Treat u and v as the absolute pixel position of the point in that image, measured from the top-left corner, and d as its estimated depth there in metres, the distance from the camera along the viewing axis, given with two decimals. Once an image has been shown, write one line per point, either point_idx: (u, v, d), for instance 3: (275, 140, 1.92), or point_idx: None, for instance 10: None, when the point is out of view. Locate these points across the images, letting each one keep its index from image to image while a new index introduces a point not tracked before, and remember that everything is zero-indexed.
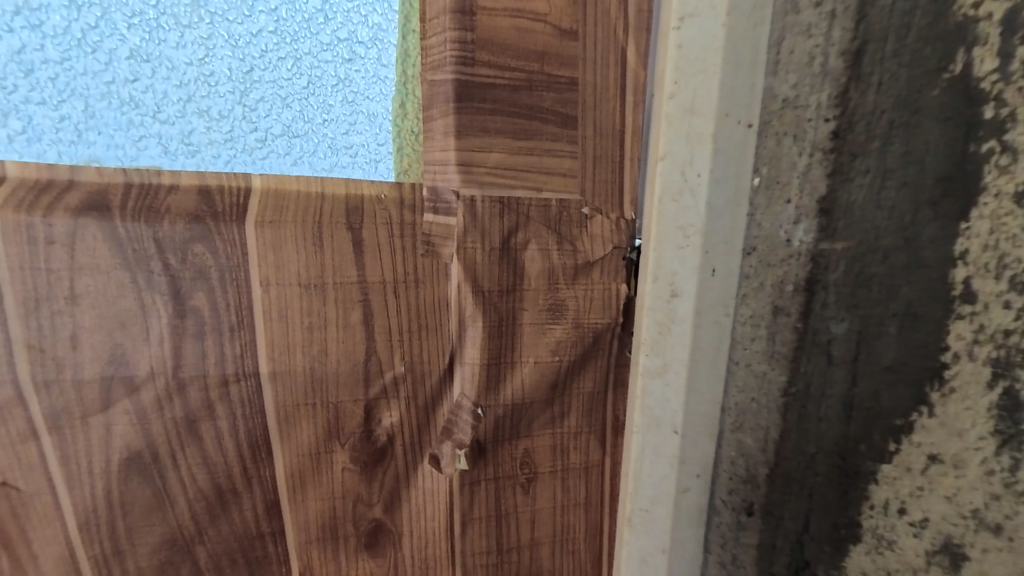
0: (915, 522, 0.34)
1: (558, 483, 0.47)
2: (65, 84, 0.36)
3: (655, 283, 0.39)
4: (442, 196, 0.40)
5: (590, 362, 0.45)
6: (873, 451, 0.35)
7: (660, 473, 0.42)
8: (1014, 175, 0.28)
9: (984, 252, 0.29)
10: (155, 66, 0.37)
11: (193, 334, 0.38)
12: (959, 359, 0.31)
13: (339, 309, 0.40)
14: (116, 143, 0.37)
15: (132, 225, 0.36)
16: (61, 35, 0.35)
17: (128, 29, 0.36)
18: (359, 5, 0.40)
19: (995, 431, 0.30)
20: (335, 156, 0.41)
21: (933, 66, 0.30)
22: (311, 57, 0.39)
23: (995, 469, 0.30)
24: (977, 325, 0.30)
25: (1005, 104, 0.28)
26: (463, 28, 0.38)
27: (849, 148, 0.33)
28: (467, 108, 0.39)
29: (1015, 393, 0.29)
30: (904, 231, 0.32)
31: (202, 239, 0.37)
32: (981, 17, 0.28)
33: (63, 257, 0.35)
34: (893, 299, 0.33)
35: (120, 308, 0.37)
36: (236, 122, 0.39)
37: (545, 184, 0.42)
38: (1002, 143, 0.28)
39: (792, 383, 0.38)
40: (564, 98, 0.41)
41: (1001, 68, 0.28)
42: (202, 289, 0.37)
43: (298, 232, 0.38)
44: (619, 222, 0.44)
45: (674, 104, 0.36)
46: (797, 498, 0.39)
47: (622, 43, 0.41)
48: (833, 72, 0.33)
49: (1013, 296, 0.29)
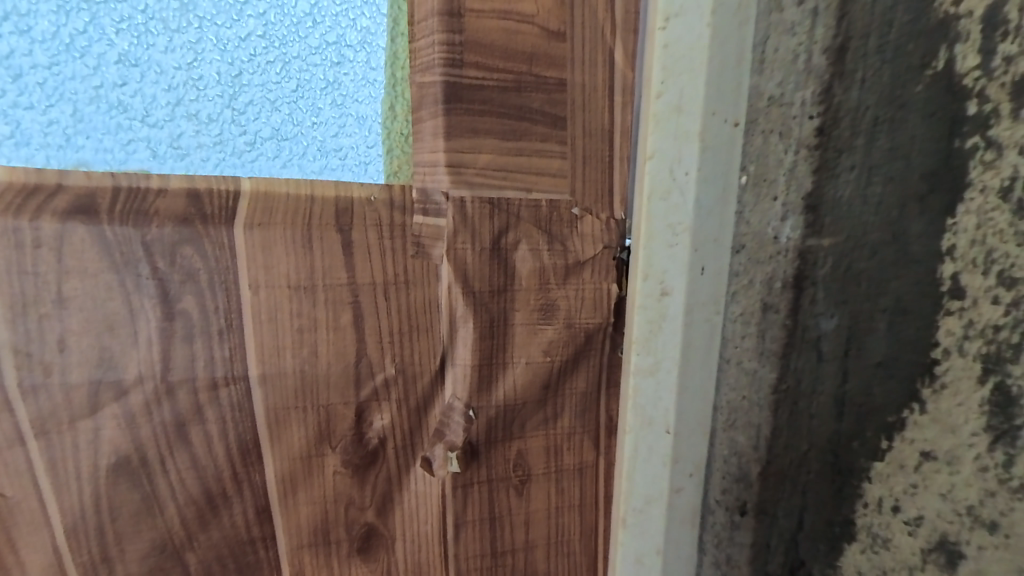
0: (910, 520, 0.34)
1: (552, 485, 0.47)
2: (53, 89, 0.36)
3: (645, 283, 0.39)
4: (432, 197, 0.41)
5: (582, 362, 0.45)
6: (867, 448, 0.35)
7: (654, 473, 0.42)
8: (999, 170, 0.28)
9: (971, 247, 0.29)
10: (144, 70, 0.37)
11: (182, 337, 0.38)
12: (949, 354, 0.31)
13: (329, 311, 0.40)
14: (104, 148, 0.37)
15: (120, 228, 0.36)
16: (49, 40, 0.35)
17: (117, 34, 0.36)
18: (347, 9, 0.40)
19: (988, 428, 0.30)
20: (324, 159, 0.41)
21: (917, 62, 0.30)
22: (300, 60, 0.40)
23: (989, 466, 0.30)
24: (966, 321, 0.30)
25: (988, 100, 0.28)
26: (451, 30, 0.38)
27: (833, 144, 0.33)
28: (456, 109, 0.39)
29: (1006, 388, 0.29)
30: (892, 225, 0.32)
31: (191, 242, 0.37)
32: (963, 14, 0.28)
33: (51, 260, 0.35)
34: (882, 294, 0.33)
35: (108, 311, 0.36)
36: (225, 126, 0.39)
37: (534, 184, 0.42)
38: (986, 139, 0.28)
39: (782, 380, 0.38)
40: (553, 98, 0.41)
41: (983, 64, 0.28)
42: (190, 292, 0.37)
43: (287, 234, 0.38)
44: (608, 222, 0.44)
45: (662, 102, 0.37)
46: (791, 496, 0.39)
47: (610, 42, 0.41)
48: (816, 69, 0.33)
49: (1002, 291, 0.28)
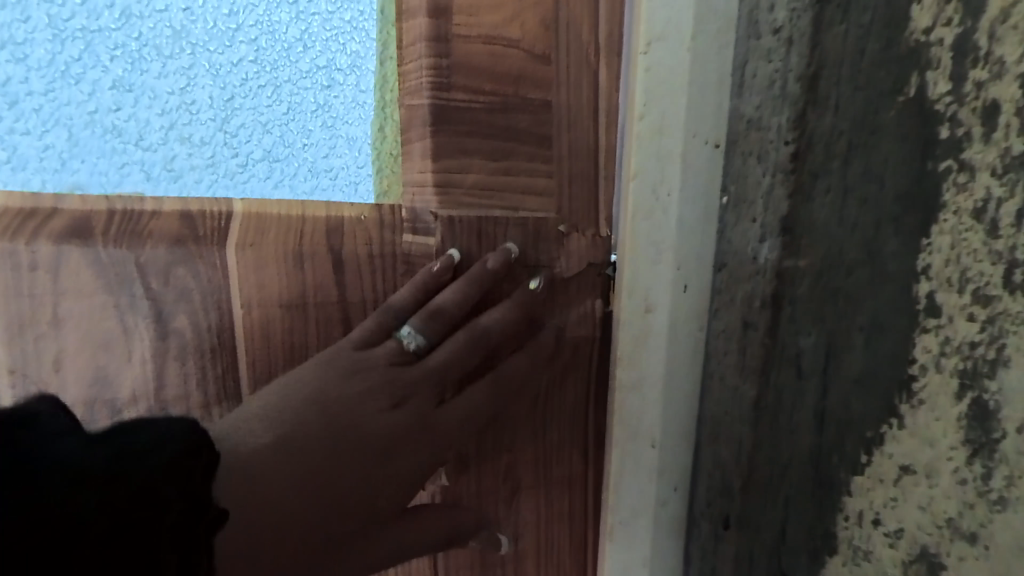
0: (891, 532, 0.32)
1: (541, 497, 0.48)
2: (48, 115, 0.37)
3: (631, 300, 0.41)
4: (420, 216, 0.41)
5: (570, 376, 0.46)
6: (847, 461, 0.34)
7: (640, 486, 0.44)
8: (973, 192, 0.26)
9: (947, 267, 0.28)
10: (138, 96, 0.38)
11: (176, 356, 0.39)
12: (927, 369, 0.29)
13: (320, 329, 0.41)
14: (98, 170, 0.38)
15: (115, 250, 0.37)
16: (45, 67, 0.37)
17: (110, 60, 0.37)
18: (338, 34, 0.41)
19: (966, 440, 0.27)
20: (315, 179, 0.42)
21: (888, 88, 0.30)
22: (291, 84, 0.41)
23: (969, 478, 0.27)
24: (943, 337, 0.28)
25: (960, 125, 0.27)
26: (438, 55, 0.40)
27: (808, 168, 0.34)
28: (443, 130, 0.40)
29: (983, 401, 0.27)
30: (866, 245, 0.32)
31: (184, 263, 0.38)
32: (934, 42, 0.27)
33: (47, 283, 0.37)
34: (858, 311, 0.32)
35: (105, 330, 0.38)
36: (217, 148, 0.40)
37: (520, 204, 0.43)
38: (959, 162, 0.27)
39: (762, 397, 0.38)
40: (539, 120, 0.42)
41: (955, 90, 0.27)
42: (184, 311, 0.39)
43: (278, 252, 0.39)
44: (595, 238, 0.44)
45: (644, 124, 0.39)
46: (773, 509, 0.38)
47: (594, 64, 0.42)
48: (791, 95, 0.34)
49: (977, 307, 0.27)
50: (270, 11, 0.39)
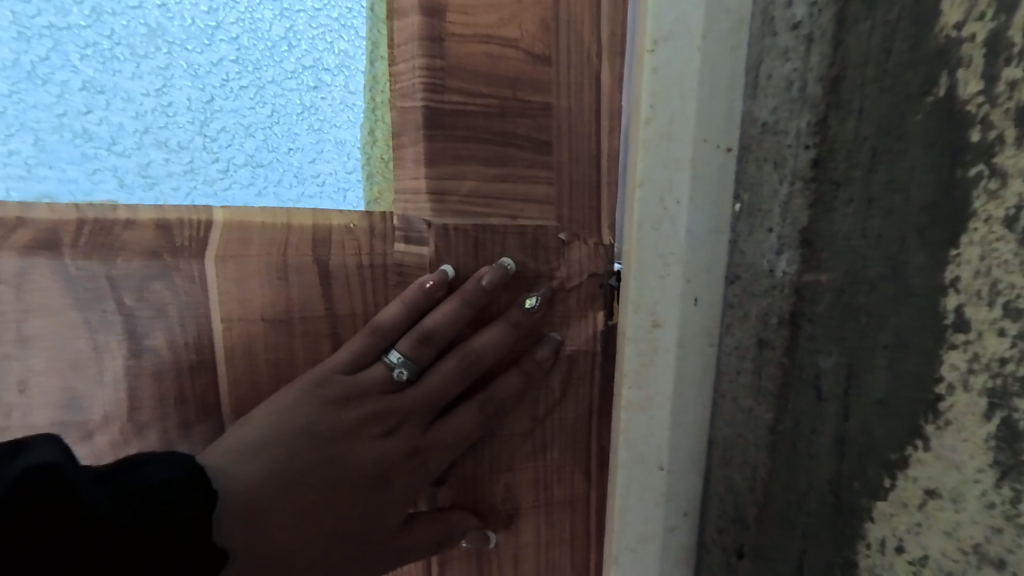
0: (914, 560, 0.29)
1: (541, 518, 0.45)
2: (14, 119, 0.35)
3: (636, 314, 0.38)
4: (414, 225, 0.39)
5: (571, 390, 0.44)
6: (868, 487, 0.31)
7: (646, 511, 0.41)
8: (1005, 200, 0.24)
9: (977, 278, 0.25)
10: (110, 97, 0.36)
11: (151, 375, 0.37)
12: (954, 390, 0.26)
13: (307, 343, 0.38)
14: (66, 178, 0.36)
15: (84, 263, 0.35)
16: (10, 68, 0.34)
17: (76, 59, 0.35)
18: (325, 32, 0.38)
19: (995, 463, 0.25)
20: (301, 186, 0.39)
21: (917, 90, 0.27)
22: (275, 85, 0.38)
23: (996, 502, 0.25)
24: (971, 354, 0.26)
25: (993, 127, 0.24)
26: (433, 56, 0.37)
27: (830, 176, 0.31)
28: (437, 135, 0.38)
29: (1015, 423, 0.24)
30: (874, 263, 0.29)
31: (159, 277, 0.36)
32: (966, 37, 0.25)
33: (11, 298, 0.35)
34: (882, 329, 0.30)
35: (75, 349, 0.36)
36: (197, 153, 0.37)
37: (519, 212, 0.40)
38: (991, 167, 0.24)
39: (779, 421, 0.36)
40: (539, 124, 0.40)
41: (989, 88, 0.24)
42: (159, 328, 0.36)
43: (262, 263, 0.37)
44: (596, 248, 0.42)
45: (651, 128, 0.36)
46: (789, 539, 0.35)
47: (597, 66, 0.40)
48: (811, 97, 0.32)
49: (1009, 323, 0.24)
50: (252, 9, 0.37)
